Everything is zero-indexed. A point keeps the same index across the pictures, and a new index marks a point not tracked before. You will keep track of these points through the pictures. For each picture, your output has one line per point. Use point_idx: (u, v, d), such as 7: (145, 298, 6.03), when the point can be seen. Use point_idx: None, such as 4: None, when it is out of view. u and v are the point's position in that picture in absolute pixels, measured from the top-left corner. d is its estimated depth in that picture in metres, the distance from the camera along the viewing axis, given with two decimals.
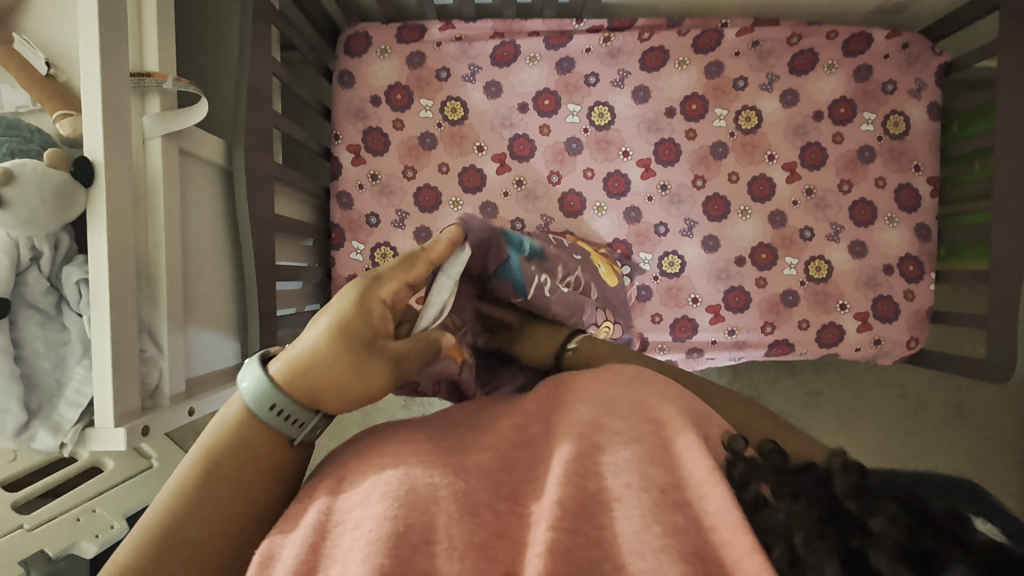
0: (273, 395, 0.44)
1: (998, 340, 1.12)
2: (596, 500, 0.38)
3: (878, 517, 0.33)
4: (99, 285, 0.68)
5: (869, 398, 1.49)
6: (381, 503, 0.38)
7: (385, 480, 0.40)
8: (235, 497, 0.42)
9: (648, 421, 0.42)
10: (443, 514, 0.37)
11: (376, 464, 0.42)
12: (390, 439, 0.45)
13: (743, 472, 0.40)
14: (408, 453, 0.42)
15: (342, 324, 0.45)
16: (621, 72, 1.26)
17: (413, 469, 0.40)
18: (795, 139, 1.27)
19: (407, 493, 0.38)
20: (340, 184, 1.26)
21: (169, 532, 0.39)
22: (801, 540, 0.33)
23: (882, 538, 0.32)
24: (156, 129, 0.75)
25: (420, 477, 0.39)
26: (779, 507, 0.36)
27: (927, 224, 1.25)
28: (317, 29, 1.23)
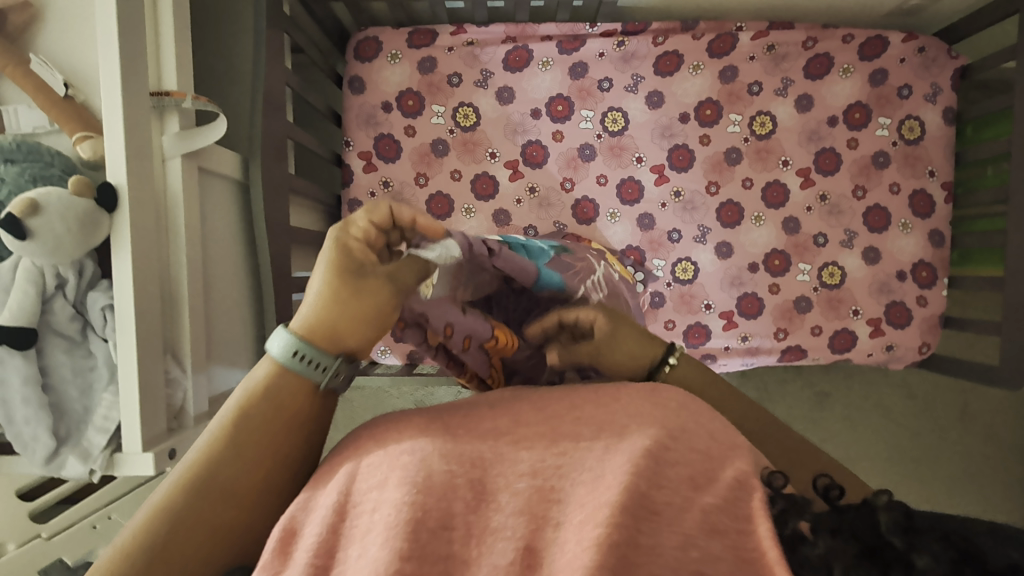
0: (292, 342, 0.47)
1: (1011, 347, 1.12)
2: (645, 508, 0.37)
3: (925, 555, 0.31)
4: (125, 310, 0.68)
5: (880, 400, 1.49)
6: (396, 488, 0.39)
7: (401, 465, 0.41)
8: (270, 452, 0.45)
9: (694, 450, 0.41)
10: (460, 503, 0.39)
11: (391, 450, 0.43)
12: (402, 426, 0.46)
13: (779, 509, 0.37)
14: (425, 440, 0.43)
15: (333, 273, 0.48)
16: (635, 77, 1.25)
17: (430, 455, 0.41)
18: (809, 144, 1.26)
19: (423, 480, 0.39)
20: (352, 191, 1.25)
21: (210, 473, 0.43)
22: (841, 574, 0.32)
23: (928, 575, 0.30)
24: (175, 148, 0.74)
25: (436, 463, 0.40)
26: (818, 540, 0.34)
27: (941, 231, 1.24)
28: (327, 35, 1.22)
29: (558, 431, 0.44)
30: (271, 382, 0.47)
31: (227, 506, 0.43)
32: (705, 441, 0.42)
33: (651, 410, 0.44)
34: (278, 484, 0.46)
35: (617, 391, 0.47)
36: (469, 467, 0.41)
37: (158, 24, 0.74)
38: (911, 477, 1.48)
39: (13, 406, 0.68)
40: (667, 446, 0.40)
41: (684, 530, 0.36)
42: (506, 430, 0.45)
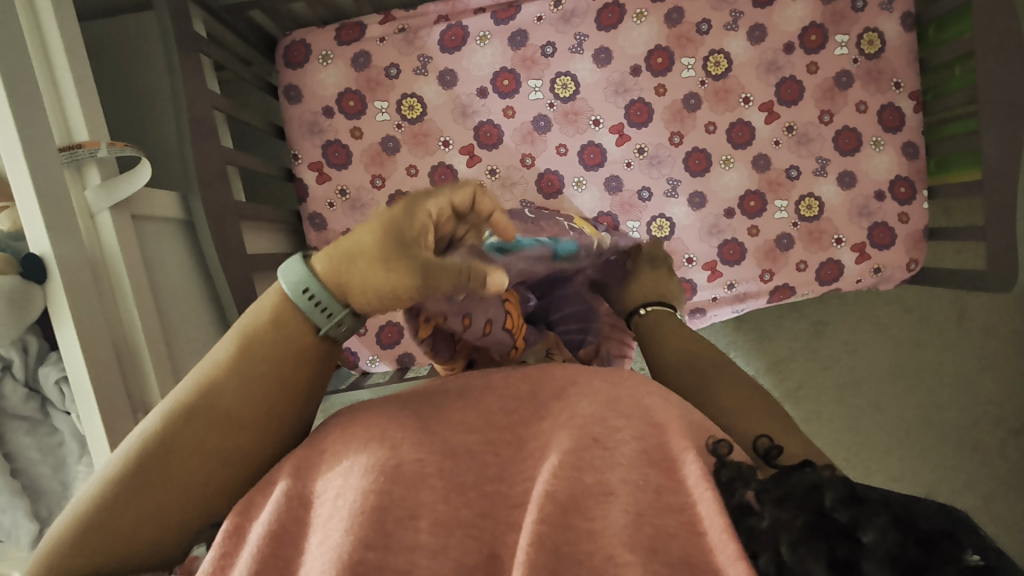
0: (309, 278, 0.46)
1: (999, 249, 1.10)
2: (592, 492, 0.37)
3: (867, 529, 0.31)
4: (80, 380, 0.65)
5: (877, 322, 1.48)
6: (359, 477, 0.39)
7: (368, 453, 0.41)
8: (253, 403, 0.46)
9: (648, 422, 0.40)
10: (429, 491, 0.39)
11: (360, 437, 0.43)
12: (373, 413, 0.46)
13: (728, 477, 0.38)
14: (395, 426, 0.43)
15: (387, 222, 0.44)
16: (578, 36, 1.19)
17: (399, 442, 0.41)
18: (768, 76, 1.21)
19: (392, 469, 0.39)
20: (310, 206, 1.22)
21: (206, 401, 0.45)
22: (786, 547, 0.33)
23: (874, 550, 0.31)
24: (101, 201, 0.71)
25: (406, 452, 0.41)
26: (764, 513, 0.35)
27: (914, 143, 1.20)
28: (251, 46, 1.16)
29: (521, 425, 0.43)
30: (277, 312, 0.47)
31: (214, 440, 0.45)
32: (659, 412, 0.41)
33: (608, 388, 0.43)
34: (260, 430, 0.47)
35: (576, 373, 0.47)
36: (435, 458, 0.41)
37: (54, 79, 0.71)
38: (917, 392, 1.49)
39: None
40: (615, 423, 0.40)
41: (636, 508, 0.36)
42: (476, 426, 0.43)
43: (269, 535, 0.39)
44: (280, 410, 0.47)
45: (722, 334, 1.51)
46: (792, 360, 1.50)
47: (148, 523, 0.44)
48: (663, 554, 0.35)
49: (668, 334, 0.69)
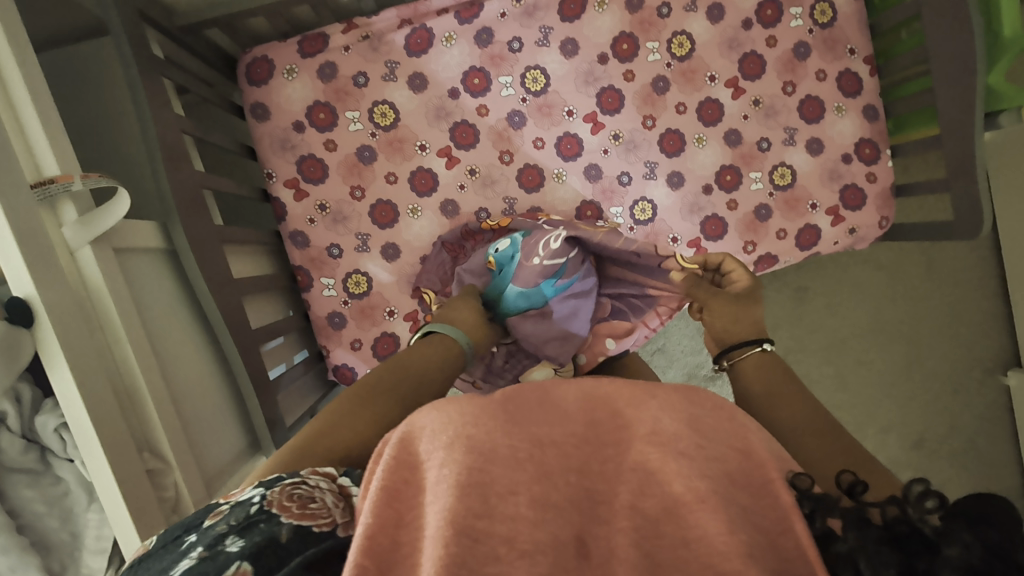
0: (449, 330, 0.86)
1: (964, 199, 1.15)
2: (685, 504, 0.42)
3: (954, 544, 0.35)
4: (82, 426, 0.63)
5: (851, 279, 1.53)
6: (449, 452, 0.42)
7: (466, 431, 0.44)
8: (430, 378, 0.75)
9: (731, 450, 0.46)
10: (523, 473, 0.43)
11: (452, 416, 0.45)
12: (457, 399, 0.48)
13: (808, 510, 0.42)
14: (485, 415, 0.45)
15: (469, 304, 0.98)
16: (543, 29, 1.20)
17: (490, 429, 0.44)
18: (730, 53, 1.24)
19: (489, 449, 0.43)
20: (290, 224, 1.19)
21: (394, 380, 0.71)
22: (865, 562, 0.37)
23: (951, 560, 0.34)
24: (81, 236, 0.68)
25: (499, 437, 0.44)
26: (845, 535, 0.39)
27: (873, 105, 1.25)
28: (212, 66, 1.13)
29: (605, 425, 0.48)
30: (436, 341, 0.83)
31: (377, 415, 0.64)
32: (738, 439, 0.47)
33: (686, 407, 0.48)
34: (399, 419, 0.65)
35: (652, 387, 0.50)
36: (526, 444, 0.44)
37: (17, 113, 0.68)
38: (901, 347, 1.54)
39: None
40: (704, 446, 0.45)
41: (727, 515, 0.40)
42: (558, 421, 0.48)
43: (382, 493, 0.42)
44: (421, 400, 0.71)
45: None
46: (779, 326, 1.54)
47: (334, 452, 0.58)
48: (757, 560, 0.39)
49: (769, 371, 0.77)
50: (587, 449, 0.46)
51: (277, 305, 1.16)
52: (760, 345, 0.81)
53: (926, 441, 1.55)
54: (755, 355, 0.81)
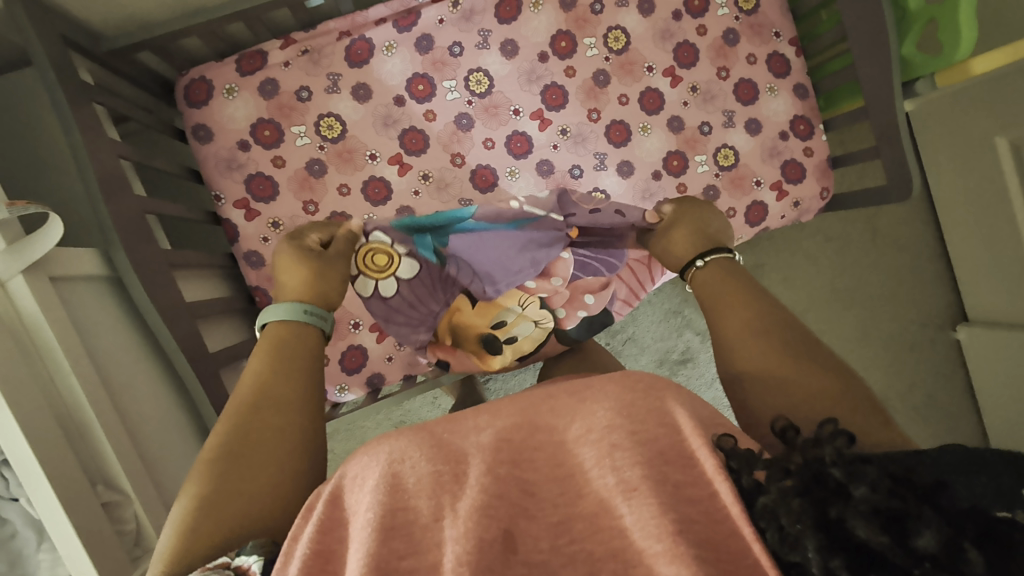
0: (297, 307, 0.75)
1: (893, 165, 1.22)
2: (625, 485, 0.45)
3: (861, 486, 0.39)
4: (24, 459, 0.59)
5: (801, 251, 1.59)
6: (374, 494, 0.46)
7: (394, 468, 0.48)
8: (306, 376, 0.69)
9: (663, 424, 0.49)
10: (447, 496, 0.46)
11: (376, 452, 0.50)
12: (388, 437, 0.52)
13: (737, 465, 0.45)
14: (412, 446, 0.50)
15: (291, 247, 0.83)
16: (482, 32, 1.22)
17: (419, 461, 0.48)
18: (664, 44, 1.29)
19: (415, 485, 0.47)
20: (243, 244, 1.17)
21: (260, 395, 0.65)
22: (785, 518, 0.40)
23: (860, 502, 0.39)
24: (11, 266, 0.65)
25: (424, 467, 0.48)
26: (770, 488, 0.42)
27: (802, 84, 1.32)
28: (149, 91, 1.10)
29: (536, 423, 0.51)
30: (287, 330, 0.73)
31: (269, 444, 0.61)
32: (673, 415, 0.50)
33: (620, 391, 0.51)
34: (289, 431, 0.63)
35: (591, 380, 0.54)
36: (450, 464, 0.48)
37: None
38: (856, 313, 1.61)
39: None
40: (635, 429, 0.48)
41: (659, 499, 0.43)
42: (488, 424, 0.51)
43: (309, 558, 0.45)
44: (303, 393, 0.67)
45: (675, 293, 1.57)
46: None
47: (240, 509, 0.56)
48: (686, 534, 0.42)
49: (717, 285, 0.79)
50: (519, 443, 0.50)
51: (235, 328, 1.13)
52: (700, 261, 0.83)
53: (889, 400, 1.61)
54: (698, 273, 0.82)
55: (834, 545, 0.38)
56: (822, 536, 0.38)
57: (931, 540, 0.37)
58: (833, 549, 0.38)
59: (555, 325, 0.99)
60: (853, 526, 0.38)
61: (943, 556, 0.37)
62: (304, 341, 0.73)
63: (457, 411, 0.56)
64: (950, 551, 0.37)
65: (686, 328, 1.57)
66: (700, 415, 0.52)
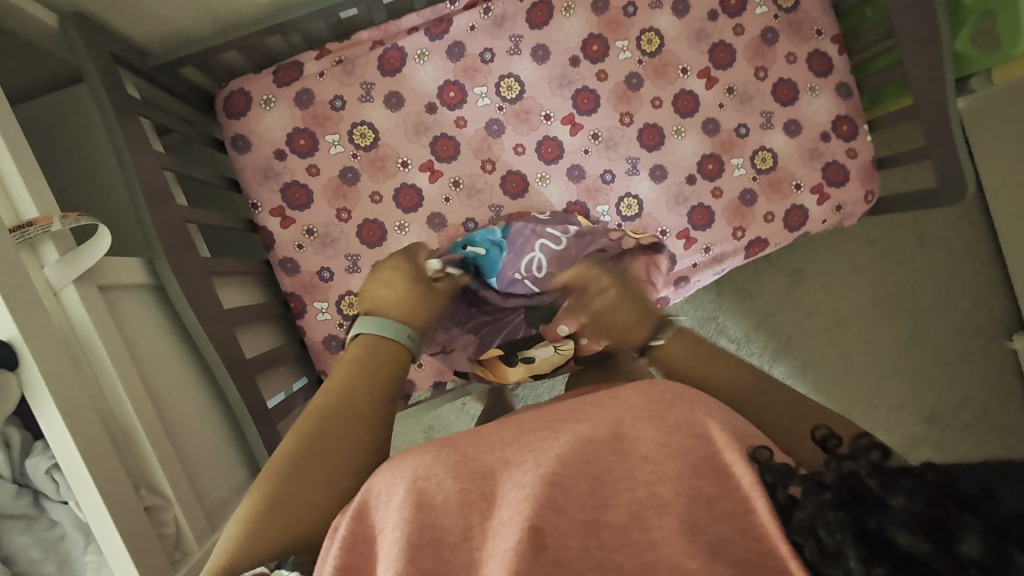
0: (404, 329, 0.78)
1: (946, 165, 1.16)
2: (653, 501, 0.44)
3: (899, 495, 0.36)
4: (74, 464, 0.61)
5: (843, 256, 1.53)
6: (401, 513, 0.45)
7: (417, 486, 0.47)
8: (382, 389, 0.69)
9: (693, 435, 0.47)
10: (476, 515, 0.46)
11: (399, 467, 0.50)
12: (413, 454, 0.51)
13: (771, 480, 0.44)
14: (437, 463, 0.49)
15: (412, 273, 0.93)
16: (513, 38, 1.22)
17: (444, 477, 0.48)
18: (699, 45, 1.25)
19: (440, 503, 0.46)
20: (278, 251, 1.19)
21: (340, 400, 0.65)
22: (823, 531, 0.38)
23: (901, 513, 0.36)
24: (63, 276, 0.68)
25: (450, 484, 0.47)
26: (807, 504, 0.40)
27: (846, 82, 1.27)
28: (192, 104, 1.14)
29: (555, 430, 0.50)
30: (372, 343, 0.75)
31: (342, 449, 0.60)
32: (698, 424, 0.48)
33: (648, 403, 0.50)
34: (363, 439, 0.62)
35: (615, 390, 0.53)
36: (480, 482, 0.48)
37: None
38: (904, 322, 1.53)
39: None
40: (666, 441, 0.47)
41: (688, 517, 0.43)
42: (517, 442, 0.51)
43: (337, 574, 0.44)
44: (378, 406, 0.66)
45: (709, 299, 1.53)
46: (778, 312, 1.53)
47: (303, 510, 0.55)
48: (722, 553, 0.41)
49: (680, 355, 0.77)
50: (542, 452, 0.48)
51: (270, 334, 1.15)
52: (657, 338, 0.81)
53: (939, 414, 1.52)
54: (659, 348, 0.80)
55: (876, 555, 0.35)
56: (864, 547, 0.36)
57: (977, 547, 0.34)
58: (875, 559, 0.35)
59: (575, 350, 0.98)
60: (895, 538, 0.35)
61: (991, 563, 0.34)
62: (381, 357, 0.73)
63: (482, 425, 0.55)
64: (1000, 559, 0.34)
65: (721, 335, 1.52)
66: (731, 429, 0.51)
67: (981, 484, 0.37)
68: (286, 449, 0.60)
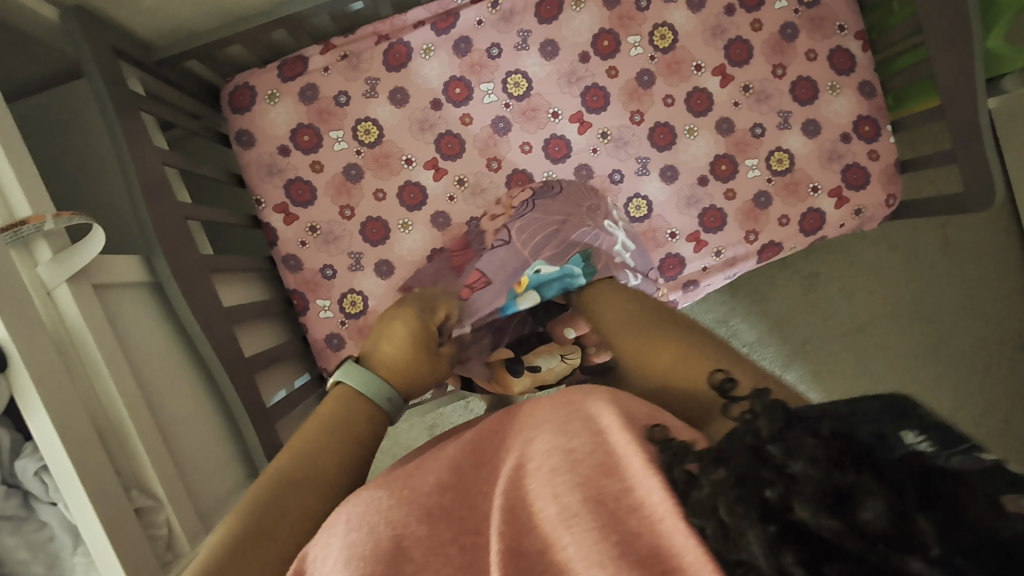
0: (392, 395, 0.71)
1: (973, 169, 1.10)
2: None
3: (799, 461, 0.34)
4: (62, 466, 0.61)
5: (860, 261, 1.48)
6: (332, 570, 0.41)
7: (350, 539, 0.43)
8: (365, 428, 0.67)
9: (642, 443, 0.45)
10: None
11: (331, 522, 0.46)
12: (351, 502, 0.47)
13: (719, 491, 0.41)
14: (370, 510, 0.44)
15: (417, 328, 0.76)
16: (522, 33, 1.19)
17: (377, 524, 0.43)
18: (715, 41, 1.21)
19: (370, 552, 0.41)
20: (281, 248, 1.19)
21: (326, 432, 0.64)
22: (725, 511, 0.35)
23: (804, 484, 0.33)
24: (56, 276, 0.68)
25: (382, 530, 0.42)
26: (704, 482, 0.37)
27: (869, 81, 1.22)
28: (196, 98, 1.13)
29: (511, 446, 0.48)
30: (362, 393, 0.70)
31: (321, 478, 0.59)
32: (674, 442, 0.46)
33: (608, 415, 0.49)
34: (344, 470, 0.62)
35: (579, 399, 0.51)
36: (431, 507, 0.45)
37: None
38: (923, 330, 1.48)
39: None
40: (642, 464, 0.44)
41: None
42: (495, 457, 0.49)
43: None
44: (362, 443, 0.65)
45: (719, 303, 1.50)
46: (791, 317, 1.49)
47: (275, 532, 0.53)
48: None
49: (600, 304, 0.83)
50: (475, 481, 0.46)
51: (273, 331, 1.15)
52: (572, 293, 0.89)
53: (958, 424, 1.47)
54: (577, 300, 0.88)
55: (784, 537, 0.32)
56: (766, 527, 0.33)
57: (880, 515, 0.31)
58: (783, 546, 0.32)
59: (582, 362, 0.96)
60: (798, 515, 0.32)
61: (895, 532, 0.31)
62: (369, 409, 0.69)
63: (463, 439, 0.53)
64: (903, 525, 0.31)
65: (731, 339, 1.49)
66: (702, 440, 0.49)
67: (875, 430, 0.36)
68: (250, 499, 0.56)
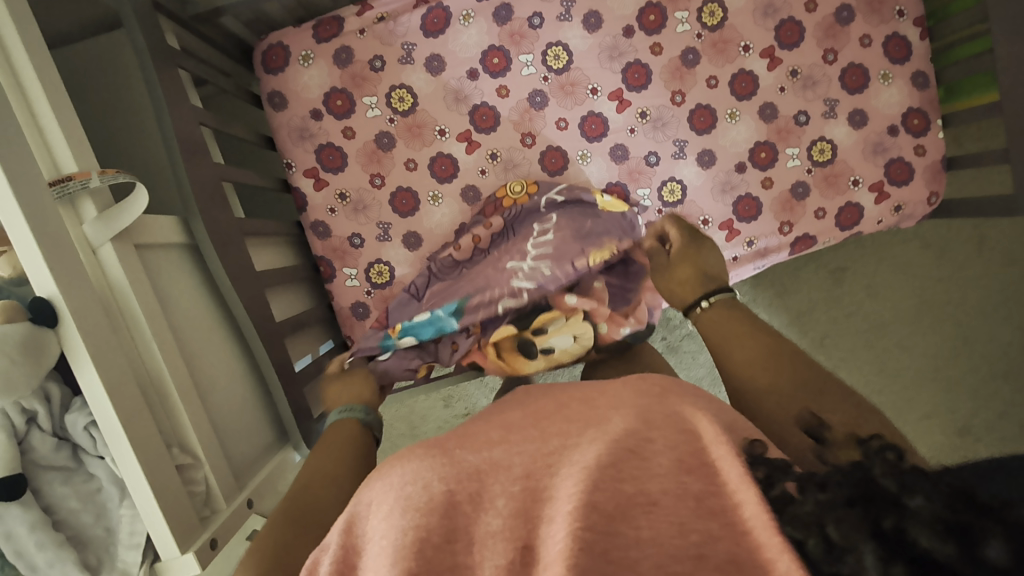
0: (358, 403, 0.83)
1: None
2: (638, 501, 0.42)
3: (917, 495, 0.33)
4: (110, 423, 0.63)
5: (891, 257, 1.45)
6: (387, 519, 0.44)
7: (406, 491, 0.46)
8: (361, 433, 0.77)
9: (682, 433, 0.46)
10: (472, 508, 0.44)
11: (388, 473, 0.50)
12: (405, 461, 0.50)
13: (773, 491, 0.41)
14: (426, 469, 0.47)
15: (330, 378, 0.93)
16: (565, 3, 1.14)
17: (431, 479, 0.46)
18: (766, 20, 1.16)
19: (427, 504, 0.44)
20: (310, 214, 1.18)
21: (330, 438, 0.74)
22: (832, 527, 0.34)
23: (921, 513, 0.32)
24: (100, 235, 0.68)
25: (435, 486, 0.45)
26: (807, 504, 0.37)
27: (924, 71, 1.16)
28: (228, 56, 1.11)
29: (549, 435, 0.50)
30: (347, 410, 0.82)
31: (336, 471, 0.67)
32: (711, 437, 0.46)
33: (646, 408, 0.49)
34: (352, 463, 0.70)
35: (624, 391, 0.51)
36: (467, 483, 0.46)
37: (33, 110, 0.68)
38: (949, 330, 1.46)
39: (31, 555, 0.65)
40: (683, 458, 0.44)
41: (678, 517, 0.41)
42: (534, 439, 0.50)
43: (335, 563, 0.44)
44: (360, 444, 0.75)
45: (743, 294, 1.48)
46: (814, 311, 1.48)
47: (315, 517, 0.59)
48: (708, 559, 0.38)
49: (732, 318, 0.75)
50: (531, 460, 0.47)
51: (301, 297, 1.16)
52: (703, 302, 0.79)
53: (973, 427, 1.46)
54: (703, 313, 0.78)
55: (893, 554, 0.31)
56: (879, 546, 0.32)
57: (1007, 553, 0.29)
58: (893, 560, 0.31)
59: (596, 338, 0.92)
60: (916, 539, 0.31)
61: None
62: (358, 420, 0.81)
63: (502, 422, 0.54)
64: None
65: None
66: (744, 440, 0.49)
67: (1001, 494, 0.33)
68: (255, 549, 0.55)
